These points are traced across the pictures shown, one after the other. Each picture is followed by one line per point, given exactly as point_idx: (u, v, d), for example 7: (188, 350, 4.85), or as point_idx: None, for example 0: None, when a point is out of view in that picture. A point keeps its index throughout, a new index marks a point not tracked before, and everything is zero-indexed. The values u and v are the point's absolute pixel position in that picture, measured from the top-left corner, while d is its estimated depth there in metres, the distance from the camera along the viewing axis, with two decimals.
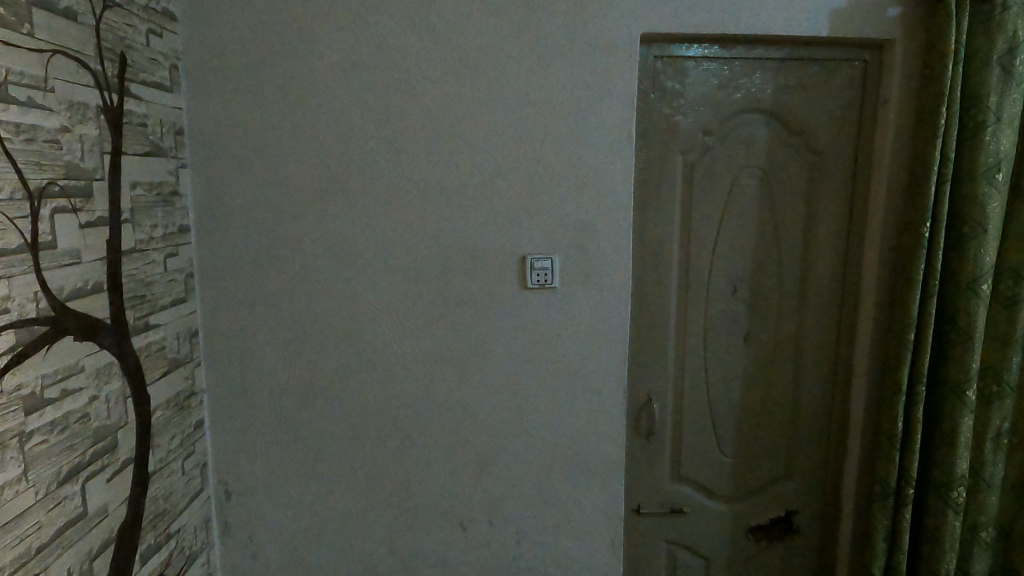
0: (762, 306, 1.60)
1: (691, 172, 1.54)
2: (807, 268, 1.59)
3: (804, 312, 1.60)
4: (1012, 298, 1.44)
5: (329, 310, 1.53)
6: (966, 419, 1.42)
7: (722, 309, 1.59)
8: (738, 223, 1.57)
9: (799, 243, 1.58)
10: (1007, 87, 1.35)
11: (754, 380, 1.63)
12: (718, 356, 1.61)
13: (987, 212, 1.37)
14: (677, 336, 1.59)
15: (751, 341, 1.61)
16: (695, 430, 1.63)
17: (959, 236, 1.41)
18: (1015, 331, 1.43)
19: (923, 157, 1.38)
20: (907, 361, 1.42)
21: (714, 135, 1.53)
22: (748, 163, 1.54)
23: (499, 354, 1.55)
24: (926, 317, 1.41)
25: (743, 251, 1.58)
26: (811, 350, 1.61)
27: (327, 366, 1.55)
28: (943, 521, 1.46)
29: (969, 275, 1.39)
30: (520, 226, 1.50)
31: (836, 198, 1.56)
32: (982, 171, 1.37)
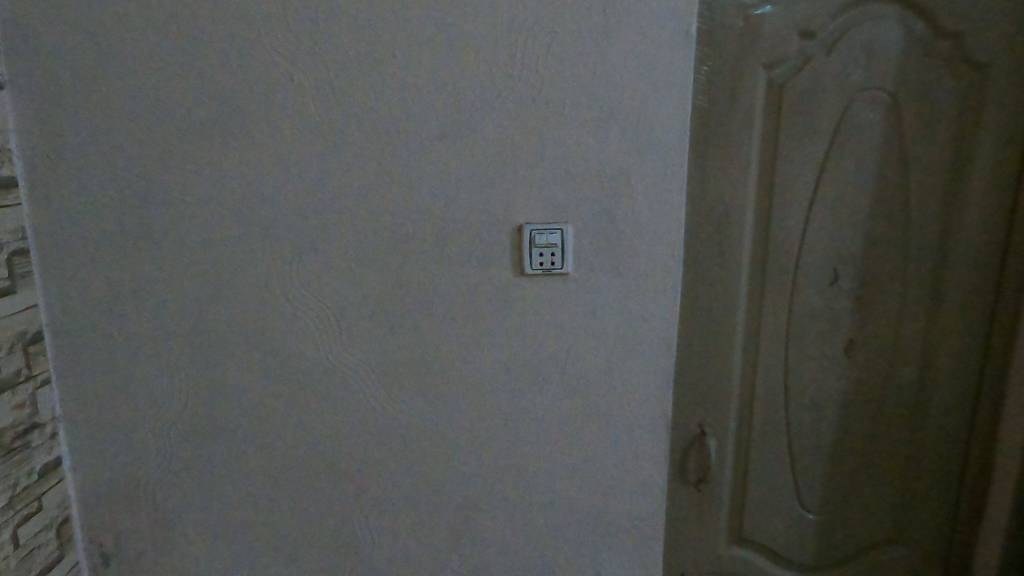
0: (875, 301, 1.09)
1: (778, 99, 1.01)
2: (946, 245, 1.06)
3: (937, 311, 1.09)
4: None
5: (230, 308, 1.02)
6: None
7: (815, 305, 1.09)
8: (845, 179, 1.05)
9: (936, 208, 1.05)
10: None
11: (856, 407, 1.13)
12: (803, 372, 1.11)
13: None
14: (748, 343, 1.10)
15: (854, 351, 1.11)
16: (767, 474, 1.15)
17: None
18: None
19: None
20: None
21: (819, 40, 0.99)
22: (866, 85, 1.01)
23: (484, 371, 1.06)
24: None
25: (852, 220, 1.06)
26: (943, 365, 1.10)
27: (229, 389, 1.05)
28: None
29: None
30: (515, 182, 0.98)
31: (1000, 138, 1.02)
32: None
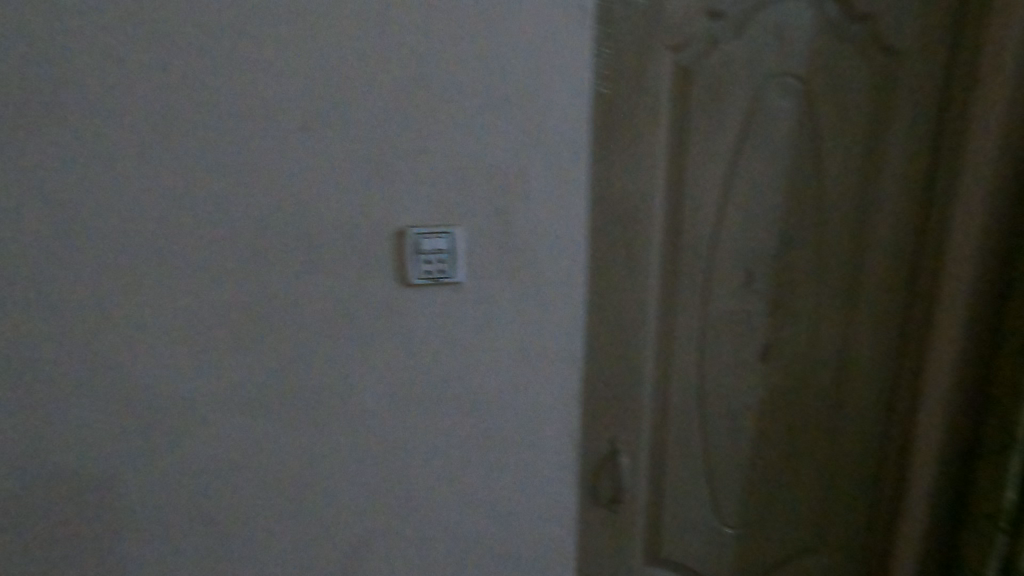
0: (790, 301, 1.03)
1: (686, 85, 0.92)
2: (860, 243, 1.02)
3: (852, 310, 1.04)
4: None
5: (37, 335, 0.81)
6: None
7: (729, 308, 1.01)
8: (758, 172, 0.97)
9: (849, 203, 1.00)
10: None
11: (773, 414, 1.07)
12: (719, 380, 1.04)
13: None
14: (659, 351, 1.01)
15: (771, 356, 1.04)
16: (683, 490, 1.07)
17: None
18: None
19: None
20: None
21: (727, 21, 0.91)
22: (778, 71, 0.94)
23: (367, 398, 0.92)
24: None
25: (765, 216, 0.99)
26: (859, 368, 1.06)
27: (41, 436, 0.84)
28: None
29: None
30: (394, 178, 0.85)
31: (913, 132, 0.98)
32: None
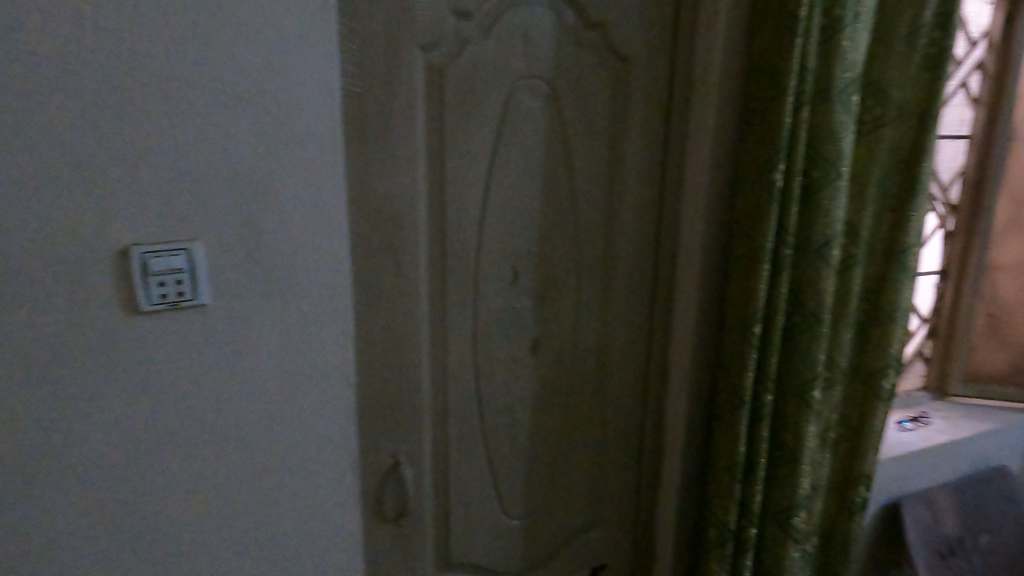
0: (554, 294, 1.07)
1: (441, 84, 0.90)
2: (610, 234, 1.10)
3: (607, 298, 1.12)
4: (848, 259, 1.11)
5: None
6: (811, 428, 1.07)
7: (499, 305, 1.03)
8: (516, 172, 0.99)
9: (599, 198, 1.08)
10: None
11: (547, 403, 1.11)
12: (495, 377, 1.05)
13: (843, 147, 0.99)
14: (434, 356, 0.99)
15: (541, 348, 1.08)
16: (469, 490, 1.07)
17: (806, 184, 1.02)
18: (851, 302, 1.11)
19: (780, 70, 0.95)
20: (753, 365, 1.03)
21: (475, 22, 0.91)
22: (526, 74, 0.96)
23: (94, 454, 0.75)
24: (777, 302, 1.02)
25: (525, 214, 1.02)
26: (619, 349, 1.14)
27: None
28: (784, 557, 1.11)
29: (820, 238, 1.01)
30: (105, 188, 0.70)
31: (648, 131, 1.07)
32: (838, 91, 0.98)
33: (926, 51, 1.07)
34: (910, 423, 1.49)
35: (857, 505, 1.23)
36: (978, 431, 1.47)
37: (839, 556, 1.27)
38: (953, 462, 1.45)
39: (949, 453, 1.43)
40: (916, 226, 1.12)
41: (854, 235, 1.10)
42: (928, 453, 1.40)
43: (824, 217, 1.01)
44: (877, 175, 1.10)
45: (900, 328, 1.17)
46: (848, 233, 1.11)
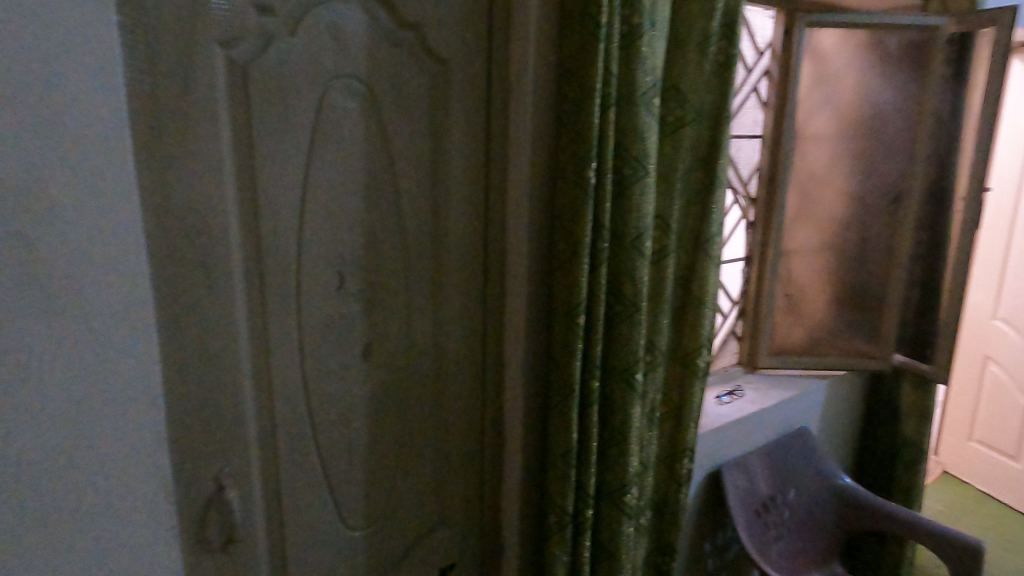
0: (384, 297, 1.06)
1: (245, 81, 0.85)
2: (438, 235, 1.10)
3: (440, 299, 1.12)
4: (661, 250, 1.20)
5: None
6: (636, 408, 1.15)
7: (326, 312, 0.99)
8: (334, 174, 0.96)
9: (423, 200, 1.07)
10: None
11: (383, 408, 1.09)
12: (326, 386, 1.01)
13: (648, 146, 1.07)
14: (256, 370, 0.93)
15: (373, 353, 1.06)
16: (304, 506, 1.02)
17: (618, 181, 1.08)
18: (665, 290, 1.20)
19: (585, 73, 1.00)
20: (579, 354, 1.08)
21: (279, 17, 0.87)
22: (338, 73, 0.94)
23: None
24: (597, 293, 1.08)
25: (348, 217, 0.99)
26: (453, 349, 1.15)
27: None
28: (619, 533, 1.18)
29: (632, 231, 1.09)
30: None
31: (468, 132, 1.09)
32: (640, 93, 1.05)
33: (715, 57, 1.18)
34: (726, 396, 1.64)
35: (682, 475, 1.33)
36: (783, 398, 1.64)
37: (671, 525, 1.37)
38: (763, 428, 1.61)
39: (759, 420, 1.59)
40: (716, 217, 1.23)
41: (665, 226, 1.19)
42: (741, 422, 1.54)
43: (635, 211, 1.08)
44: (681, 172, 1.20)
45: (709, 310, 1.28)
46: (660, 225, 1.19)
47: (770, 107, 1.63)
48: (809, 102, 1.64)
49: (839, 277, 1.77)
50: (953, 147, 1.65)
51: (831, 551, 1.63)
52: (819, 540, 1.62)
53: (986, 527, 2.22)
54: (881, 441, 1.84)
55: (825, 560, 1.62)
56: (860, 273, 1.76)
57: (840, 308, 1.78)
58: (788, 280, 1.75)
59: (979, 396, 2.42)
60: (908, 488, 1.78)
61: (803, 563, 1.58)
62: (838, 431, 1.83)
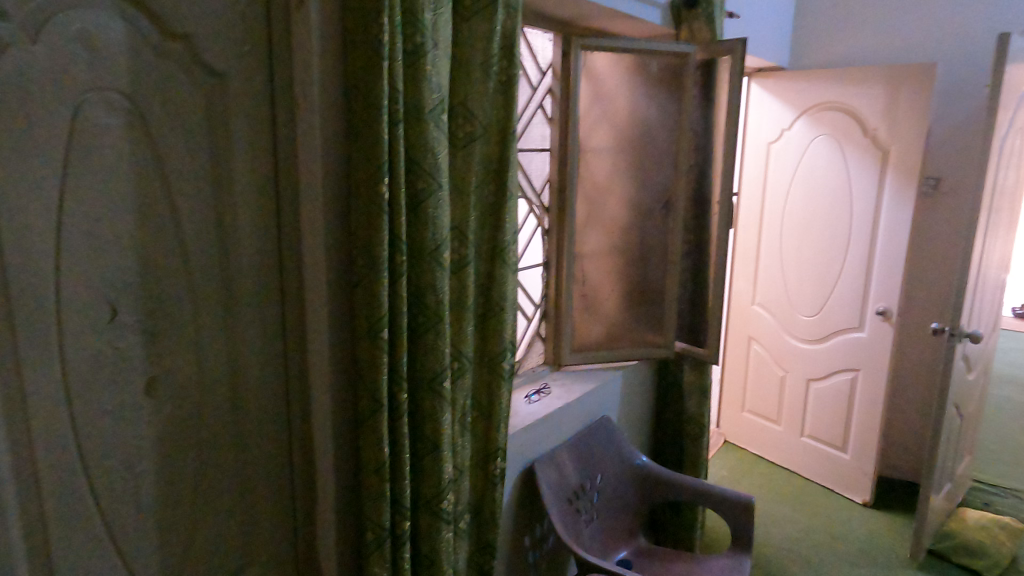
0: (168, 325, 0.98)
1: None
2: (225, 256, 1.05)
3: (232, 323, 1.06)
4: (460, 259, 1.24)
5: None
6: (446, 415, 1.18)
7: (97, 347, 0.89)
8: (97, 195, 0.87)
9: (207, 219, 1.01)
10: (438, 5, 1.09)
11: (174, 446, 1.01)
12: (103, 429, 0.91)
13: (439, 160, 1.11)
14: (11, 421, 0.82)
15: (159, 387, 0.98)
16: (83, 567, 0.92)
17: (412, 194, 1.11)
18: (467, 298, 1.25)
19: (371, 89, 1.01)
20: (385, 367, 1.08)
21: (14, 23, 0.77)
22: (95, 85, 0.86)
23: None
24: (399, 306, 1.09)
25: (117, 241, 0.90)
26: (251, 375, 1.10)
27: None
28: (438, 539, 1.20)
29: (429, 242, 1.12)
30: None
31: (252, 148, 1.05)
32: (427, 110, 1.09)
33: (498, 76, 1.25)
34: (535, 394, 1.73)
35: (497, 474, 1.39)
36: (585, 391, 1.77)
37: (489, 524, 1.42)
38: (570, 421, 1.72)
39: (565, 414, 1.70)
40: (510, 225, 1.31)
41: (462, 237, 1.24)
42: (549, 417, 1.64)
43: (431, 224, 1.11)
44: (474, 184, 1.25)
45: (510, 314, 1.35)
46: (458, 235, 1.24)
47: (554, 122, 1.76)
48: (587, 119, 1.80)
49: (626, 275, 1.95)
50: (708, 157, 1.90)
51: (636, 526, 1.79)
52: (624, 518, 1.77)
53: (760, 484, 2.56)
54: (671, 420, 2.06)
55: (631, 535, 1.77)
56: (643, 271, 1.96)
57: (628, 304, 1.97)
58: (583, 281, 1.90)
59: (746, 372, 2.80)
60: (695, 459, 2.01)
61: (612, 541, 1.72)
62: (636, 415, 2.01)
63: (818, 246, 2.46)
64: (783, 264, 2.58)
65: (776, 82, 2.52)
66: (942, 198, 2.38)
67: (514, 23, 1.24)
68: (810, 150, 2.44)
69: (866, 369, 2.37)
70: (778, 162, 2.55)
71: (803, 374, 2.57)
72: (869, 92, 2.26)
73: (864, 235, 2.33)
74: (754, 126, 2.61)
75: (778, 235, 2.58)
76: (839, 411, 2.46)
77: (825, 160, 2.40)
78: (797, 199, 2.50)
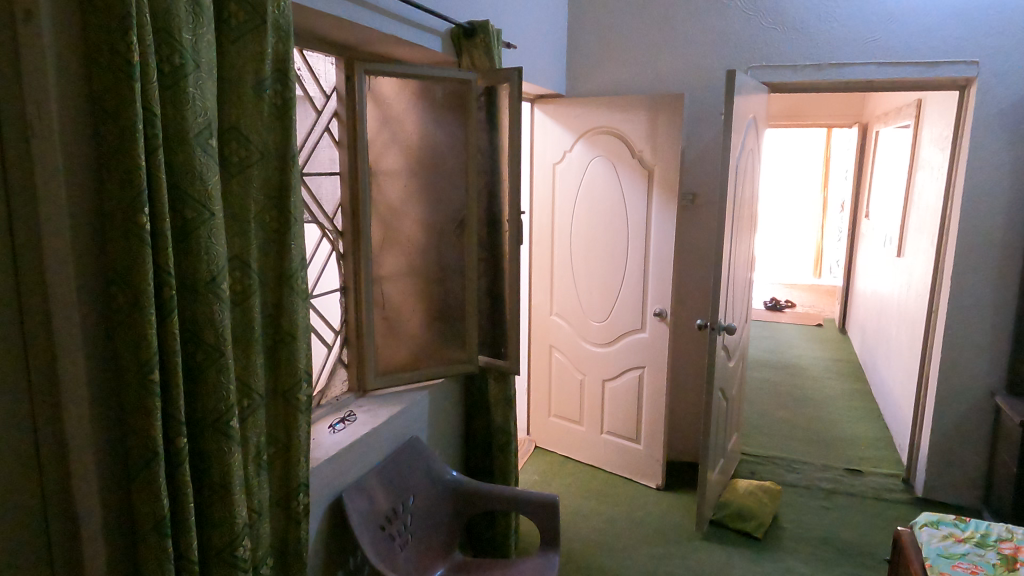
0: None
1: None
2: None
3: None
4: (243, 289, 1.18)
5: None
6: (235, 456, 1.11)
7: None
8: None
9: None
10: (198, 25, 1.03)
11: None
12: None
13: (209, 187, 1.05)
14: None
15: None
16: None
17: (181, 223, 1.03)
18: (254, 329, 1.19)
19: (124, 112, 0.93)
20: (159, 412, 0.99)
21: None
22: None
23: None
24: (172, 343, 1.01)
25: None
26: None
27: None
28: None
29: (203, 274, 1.05)
30: None
31: None
32: (192, 134, 1.03)
33: (272, 100, 1.22)
34: (339, 423, 1.68)
35: (301, 510, 1.33)
36: (392, 414, 1.76)
37: (295, 563, 1.35)
38: (377, 446, 1.70)
39: (372, 440, 1.67)
40: (297, 251, 1.27)
41: (243, 266, 1.18)
42: (355, 445, 1.60)
43: (205, 254, 1.05)
44: (253, 211, 1.20)
45: (303, 343, 1.30)
46: (239, 264, 1.18)
47: (342, 146, 1.75)
48: (376, 142, 1.81)
49: (427, 295, 1.98)
50: (497, 178, 2.00)
51: (451, 542, 1.81)
52: (439, 535, 1.78)
53: (568, 483, 2.72)
54: (480, 433, 2.12)
55: (447, 551, 1.79)
56: (443, 290, 2.01)
57: (430, 323, 2.00)
58: (383, 303, 1.90)
59: (550, 379, 2.96)
60: (505, 468, 2.09)
61: (428, 561, 1.72)
62: (445, 432, 2.04)
63: (602, 258, 2.69)
64: (574, 274, 2.78)
65: (556, 108, 2.72)
66: (698, 211, 2.72)
67: (287, 46, 1.21)
68: (589, 170, 2.66)
69: (650, 367, 2.63)
70: (563, 181, 2.75)
71: (599, 376, 2.78)
72: (634, 118, 2.53)
73: (639, 245, 2.59)
74: (540, 148, 2.79)
75: (567, 248, 2.78)
76: (631, 407, 2.70)
77: (602, 179, 2.64)
78: (582, 215, 2.71)
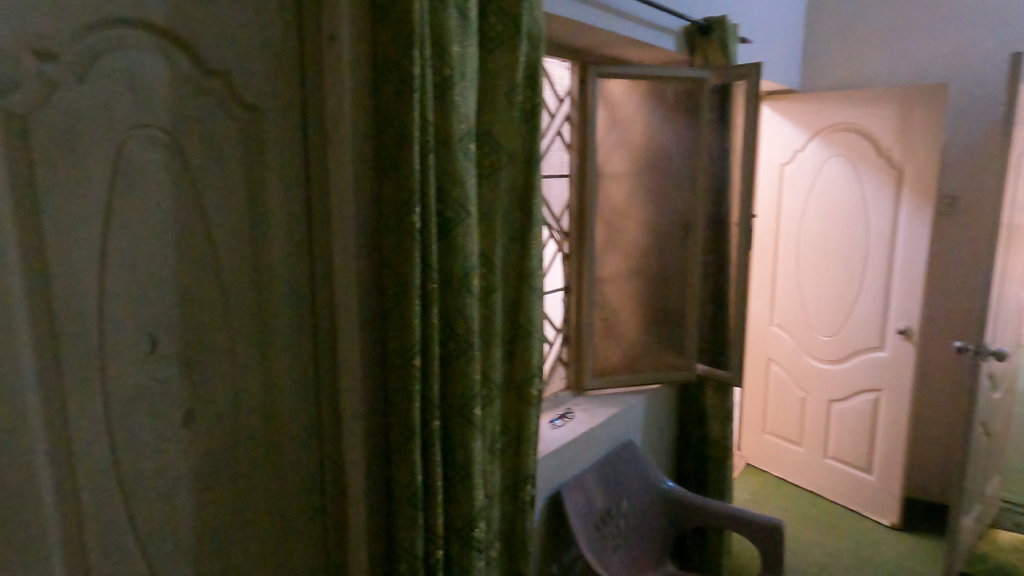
0: (206, 358, 0.99)
1: (24, 137, 0.77)
2: (260, 287, 1.06)
3: (267, 351, 1.07)
4: (489, 285, 1.25)
5: None
6: (477, 442, 1.18)
7: (135, 381, 0.90)
8: (142, 221, 0.89)
9: (242, 250, 1.02)
10: (466, 38, 1.11)
11: (210, 477, 1.01)
12: (144, 460, 0.92)
13: (467, 189, 1.12)
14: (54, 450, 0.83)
15: (198, 417, 0.99)
16: None
17: (442, 222, 1.12)
18: (496, 324, 1.25)
19: (403, 121, 1.03)
20: (418, 396, 1.08)
21: (64, 64, 0.79)
22: (137, 123, 0.87)
23: None
24: (431, 333, 1.09)
25: (154, 276, 0.91)
26: (286, 406, 1.10)
27: None
28: (470, 567, 1.19)
29: (459, 270, 1.13)
30: None
31: (285, 181, 1.06)
32: (456, 140, 1.10)
33: (523, 105, 1.27)
34: (559, 420, 1.73)
35: (527, 500, 1.38)
36: (609, 415, 1.77)
37: (520, 551, 1.40)
38: (595, 446, 1.72)
39: (590, 439, 1.69)
40: (536, 251, 1.32)
41: (489, 264, 1.25)
42: (574, 443, 1.63)
43: (460, 252, 1.13)
44: (500, 212, 1.27)
45: (537, 340, 1.35)
46: (486, 263, 1.25)
47: (573, 149, 1.79)
48: (605, 144, 1.82)
49: (647, 298, 1.96)
50: (726, 179, 1.91)
51: (663, 553, 1.76)
52: (651, 543, 1.74)
53: (784, 507, 2.54)
54: (694, 444, 2.05)
55: (659, 562, 1.74)
56: (664, 294, 1.97)
57: (649, 327, 1.97)
58: (604, 305, 1.92)
59: (766, 394, 2.78)
60: (720, 483, 1.99)
61: (639, 567, 1.69)
62: (659, 439, 2.01)
63: (835, 266, 2.46)
64: (800, 283, 2.58)
65: (788, 104, 2.54)
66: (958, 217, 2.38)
67: (538, 54, 1.26)
68: (824, 170, 2.45)
69: (889, 390, 2.35)
70: (792, 183, 2.57)
71: (824, 395, 2.55)
72: (883, 113, 2.28)
73: (882, 255, 2.33)
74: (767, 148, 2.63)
75: (794, 255, 2.59)
76: (862, 433, 2.44)
77: (839, 181, 2.42)
78: (812, 220, 2.51)
